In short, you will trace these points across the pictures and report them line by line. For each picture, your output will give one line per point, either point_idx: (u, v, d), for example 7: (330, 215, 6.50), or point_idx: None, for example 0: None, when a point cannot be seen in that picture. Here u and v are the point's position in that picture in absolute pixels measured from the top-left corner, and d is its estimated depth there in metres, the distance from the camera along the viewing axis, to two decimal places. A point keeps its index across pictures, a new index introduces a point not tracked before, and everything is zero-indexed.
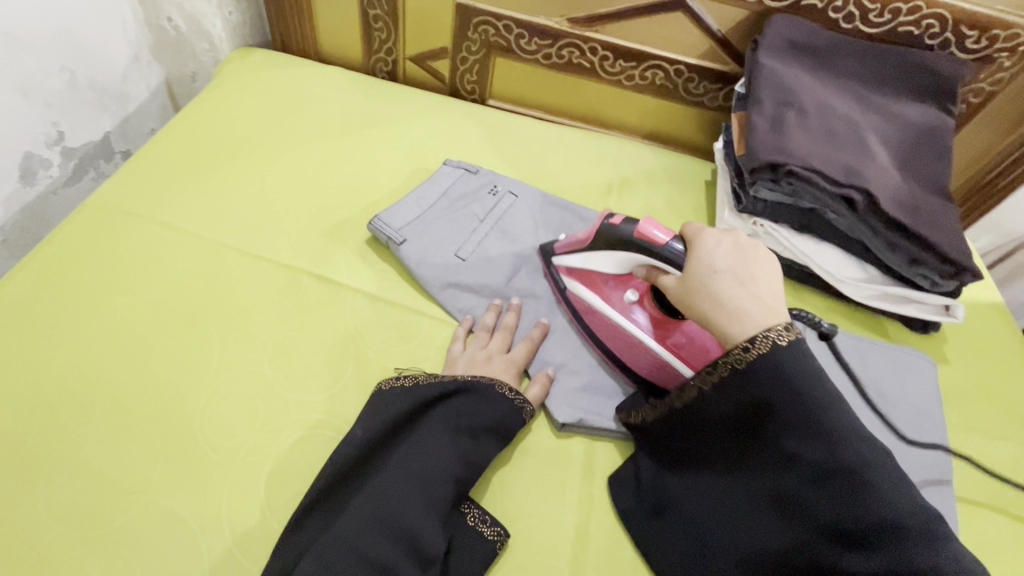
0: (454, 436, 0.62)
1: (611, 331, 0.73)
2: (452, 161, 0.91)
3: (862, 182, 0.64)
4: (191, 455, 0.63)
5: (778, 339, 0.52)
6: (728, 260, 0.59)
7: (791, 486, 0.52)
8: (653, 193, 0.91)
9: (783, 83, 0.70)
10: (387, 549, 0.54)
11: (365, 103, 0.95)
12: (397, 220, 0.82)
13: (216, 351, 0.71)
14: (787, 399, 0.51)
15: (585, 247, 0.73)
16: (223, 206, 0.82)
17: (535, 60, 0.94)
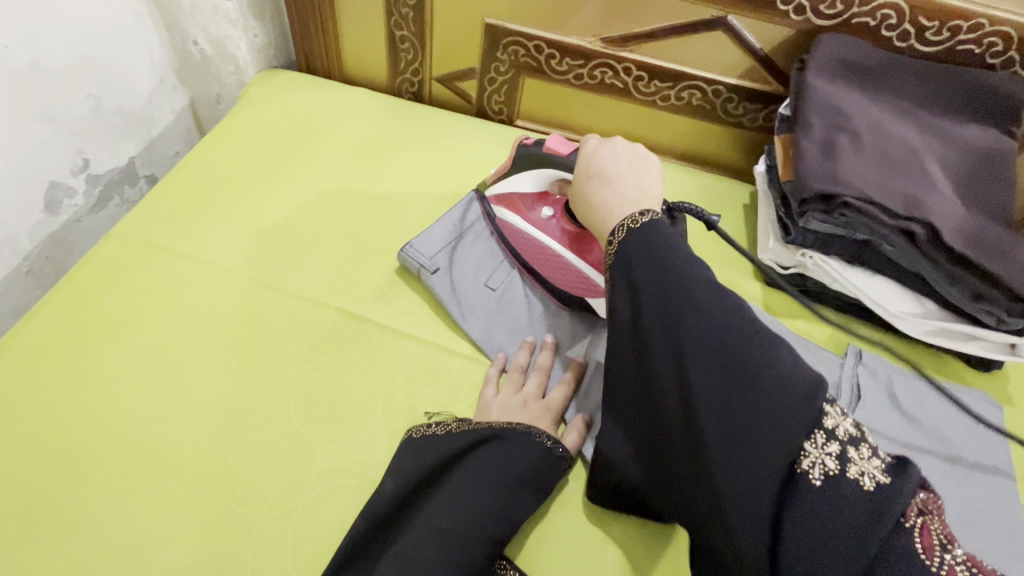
0: (495, 492, 0.47)
1: (539, 252, 0.64)
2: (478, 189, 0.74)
3: (923, 215, 0.61)
4: (184, 530, 0.48)
5: (631, 226, 0.49)
6: (606, 162, 0.55)
7: (684, 388, 0.43)
8: (701, 209, 0.84)
9: (833, 107, 0.68)
10: None
11: (386, 120, 0.86)
12: (430, 246, 0.66)
13: (215, 402, 0.55)
14: (647, 280, 0.46)
15: (510, 168, 0.65)
16: (228, 232, 0.68)
17: (566, 81, 0.86)
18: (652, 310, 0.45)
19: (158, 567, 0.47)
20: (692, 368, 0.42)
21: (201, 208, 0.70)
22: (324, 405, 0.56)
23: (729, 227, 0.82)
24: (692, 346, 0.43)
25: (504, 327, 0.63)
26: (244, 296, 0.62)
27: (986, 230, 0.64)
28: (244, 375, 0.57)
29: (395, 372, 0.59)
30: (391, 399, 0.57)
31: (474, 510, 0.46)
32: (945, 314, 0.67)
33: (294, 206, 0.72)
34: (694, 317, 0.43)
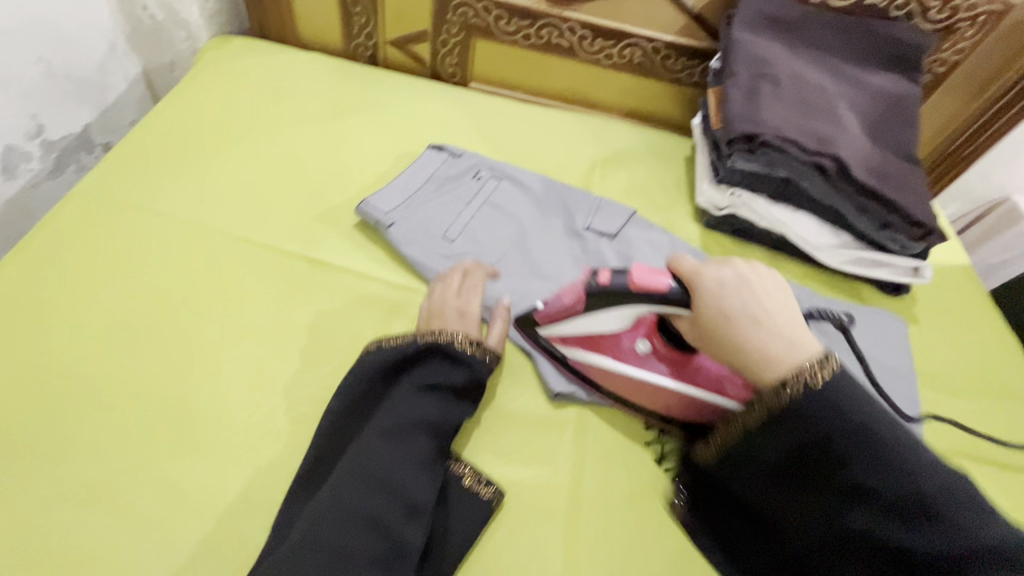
0: (429, 394, 0.53)
1: (643, 390, 0.59)
2: (432, 145, 0.77)
3: (833, 150, 0.69)
4: (162, 452, 0.52)
5: (813, 379, 0.46)
6: (740, 296, 0.51)
7: (853, 521, 0.45)
8: (645, 161, 0.89)
9: (757, 56, 0.74)
10: (372, 503, 0.47)
11: (342, 83, 0.88)
12: (387, 202, 0.70)
13: (187, 342, 0.58)
14: (841, 430, 0.45)
15: (580, 311, 0.57)
16: (189, 189, 0.71)
17: (515, 42, 0.90)
18: (848, 462, 0.45)
19: (144, 487, 0.50)
20: (870, 485, 0.44)
21: (161, 167, 0.72)
22: (295, 344, 0.60)
23: (671, 177, 0.88)
24: (893, 502, 0.43)
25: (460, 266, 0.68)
26: (213, 250, 0.65)
27: (889, 165, 0.72)
28: (216, 319, 0.60)
29: (361, 312, 0.63)
30: (359, 336, 0.61)
31: (412, 413, 0.51)
32: (857, 243, 0.75)
33: (257, 166, 0.75)
34: (906, 471, 0.43)
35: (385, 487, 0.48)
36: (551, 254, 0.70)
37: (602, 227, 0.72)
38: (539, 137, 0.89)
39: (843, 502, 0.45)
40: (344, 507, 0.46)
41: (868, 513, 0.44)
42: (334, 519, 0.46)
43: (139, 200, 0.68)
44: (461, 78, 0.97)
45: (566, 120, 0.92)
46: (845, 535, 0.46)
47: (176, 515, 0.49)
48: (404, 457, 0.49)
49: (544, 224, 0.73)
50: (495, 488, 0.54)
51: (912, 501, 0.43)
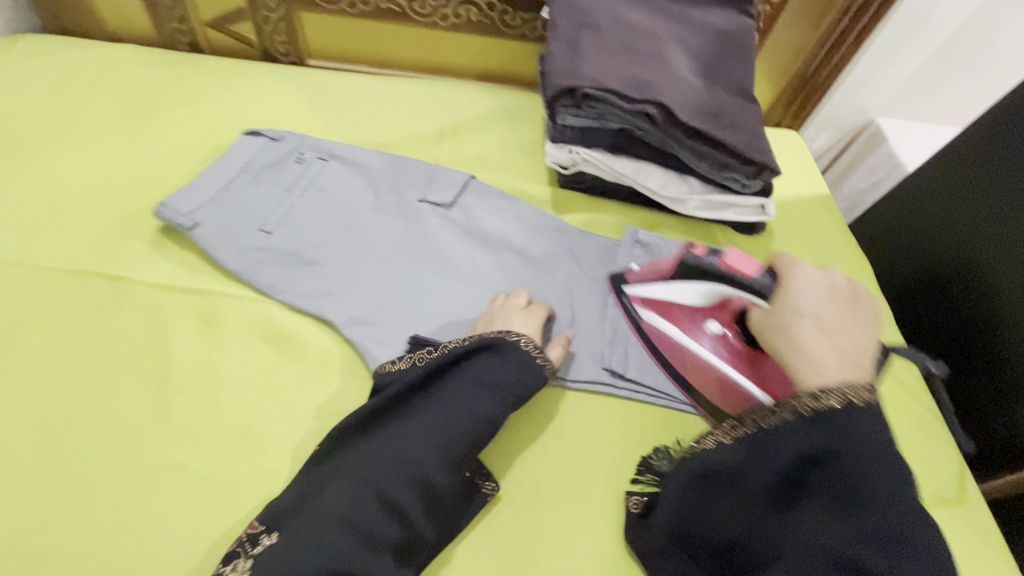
0: (484, 391, 0.62)
1: (692, 361, 0.73)
2: (249, 132, 0.87)
3: (654, 96, 0.69)
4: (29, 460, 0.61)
5: (857, 398, 0.51)
6: (818, 303, 0.58)
7: (805, 531, 0.49)
8: (491, 127, 0.96)
9: (579, 7, 0.77)
10: (394, 484, 0.57)
11: (178, 90, 0.94)
12: (187, 204, 0.77)
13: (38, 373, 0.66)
14: (834, 441, 0.50)
15: (669, 276, 0.73)
16: (25, 222, 0.77)
17: (342, 10, 0.96)
18: (807, 469, 0.51)
19: (59, 499, 0.59)
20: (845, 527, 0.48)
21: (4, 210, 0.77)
22: (158, 343, 0.70)
23: (519, 138, 0.94)
24: (828, 505, 0.49)
25: (275, 259, 0.76)
26: (69, 281, 0.73)
27: (722, 107, 0.73)
28: (87, 340, 0.69)
29: (217, 299, 0.74)
30: (219, 317, 0.73)
31: (488, 407, 0.61)
32: (705, 187, 0.77)
33: (99, 186, 0.81)
34: (854, 465, 0.49)
35: (413, 481, 0.58)
36: (366, 227, 0.81)
37: (435, 198, 0.83)
38: (380, 109, 0.95)
39: (793, 510, 0.51)
40: (373, 488, 0.57)
41: (800, 509, 0.51)
42: (366, 500, 0.56)
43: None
44: (295, 56, 1.04)
45: (407, 90, 0.98)
46: (779, 545, 0.51)
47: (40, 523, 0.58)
48: (442, 453, 0.59)
49: (374, 203, 0.83)
50: (492, 482, 0.64)
51: (849, 492, 0.49)
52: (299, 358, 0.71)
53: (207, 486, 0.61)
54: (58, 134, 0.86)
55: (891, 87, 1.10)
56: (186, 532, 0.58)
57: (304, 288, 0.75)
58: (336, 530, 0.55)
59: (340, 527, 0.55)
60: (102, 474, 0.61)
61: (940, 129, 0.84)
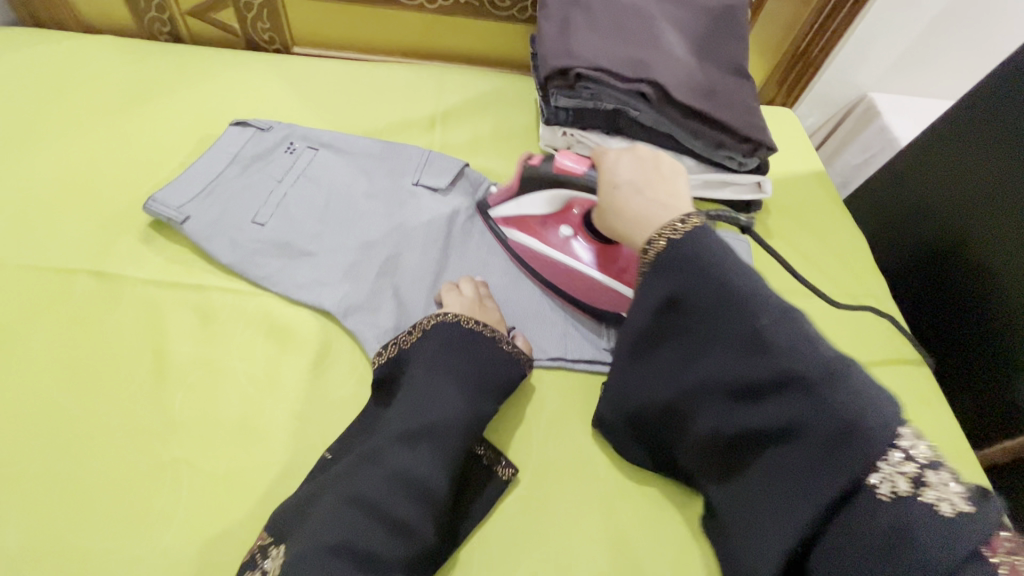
0: (472, 394, 0.54)
1: (572, 278, 0.67)
2: (236, 122, 0.75)
3: (769, 139, 0.71)
4: (170, 416, 0.55)
5: (674, 235, 0.49)
6: (632, 173, 0.58)
7: (721, 367, 0.46)
8: (487, 110, 0.88)
9: (703, 31, 0.76)
10: (398, 510, 0.48)
11: (328, 49, 0.93)
12: (178, 196, 0.66)
13: (186, 305, 0.62)
14: (709, 287, 0.46)
15: (518, 191, 0.69)
16: (180, 148, 0.76)
17: (510, 16, 0.88)
18: (711, 296, 0.46)
19: (146, 484, 0.52)
20: (752, 379, 0.44)
21: (155, 138, 0.76)
22: (156, 337, 0.59)
23: (514, 123, 0.87)
24: (759, 354, 0.44)
25: (273, 251, 0.66)
26: (63, 280, 0.62)
27: (713, 85, 0.71)
28: (95, 336, 0.59)
29: (222, 293, 0.63)
30: (268, 308, 0.63)
31: (464, 412, 0.53)
32: (702, 167, 0.75)
33: (104, 164, 0.72)
34: (791, 359, 0.42)
35: (412, 488, 0.49)
36: (353, 220, 0.70)
37: (431, 183, 0.73)
38: (369, 96, 0.86)
39: (713, 350, 0.46)
40: (390, 481, 0.49)
41: (755, 380, 0.44)
42: (360, 526, 0.46)
43: (141, 158, 0.74)
44: (280, 43, 0.92)
45: (402, 72, 0.89)
46: (716, 382, 0.46)
47: (195, 446, 0.54)
48: (437, 462, 0.50)
49: (367, 188, 0.73)
50: (509, 466, 0.56)
51: (778, 385, 0.43)
52: (301, 347, 0.61)
53: (273, 478, 0.53)
54: (215, 78, 0.84)
55: (908, 86, 1.08)
56: (281, 475, 0.54)
57: (301, 279, 0.65)
58: (369, 528, 0.47)
59: (327, 555, 0.44)
60: (234, 413, 0.56)
61: (943, 139, 0.83)
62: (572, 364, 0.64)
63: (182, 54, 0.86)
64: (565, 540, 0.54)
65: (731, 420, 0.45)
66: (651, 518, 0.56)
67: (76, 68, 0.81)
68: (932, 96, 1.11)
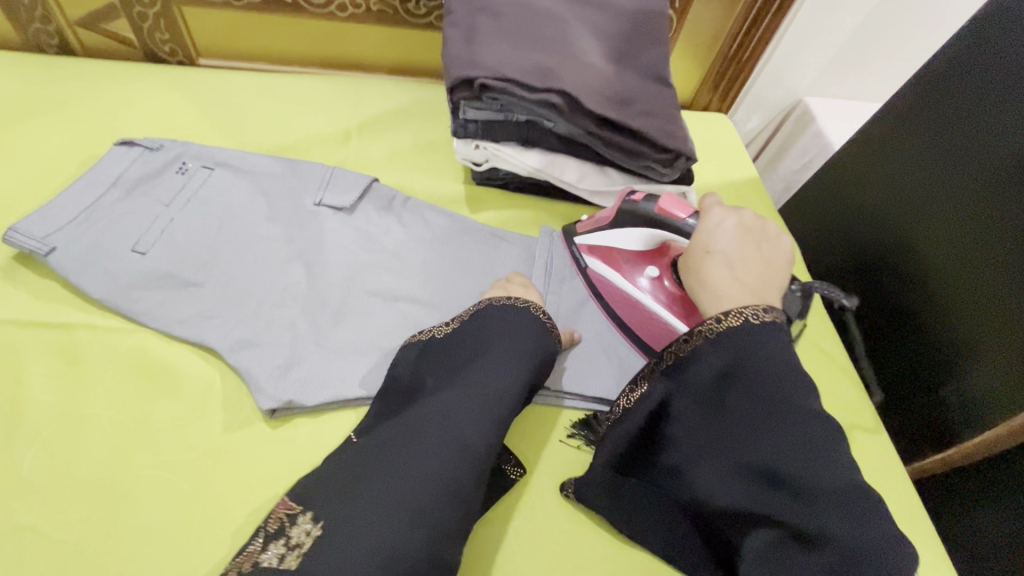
0: (520, 363, 0.52)
1: (638, 316, 0.63)
2: (121, 141, 0.69)
3: (690, 148, 0.69)
4: (21, 474, 0.49)
5: (757, 319, 0.45)
6: (728, 242, 0.52)
7: (755, 454, 0.43)
8: (406, 123, 0.83)
9: (621, 38, 0.73)
10: (460, 471, 0.46)
11: (236, 59, 0.87)
12: (45, 225, 0.60)
13: (50, 348, 0.56)
14: (761, 373, 0.43)
15: (609, 224, 0.64)
16: (61, 170, 0.69)
17: (426, 25, 0.84)
18: (760, 381, 0.43)
19: None
20: (779, 468, 0.42)
21: (31, 160, 0.69)
22: (13, 386, 0.53)
23: (434, 136, 0.83)
24: (799, 450, 0.41)
25: (154, 281, 0.60)
26: None
27: (630, 93, 0.68)
28: None
29: (94, 331, 0.57)
30: (145, 346, 0.57)
31: (514, 382, 0.51)
32: (625, 178, 0.72)
33: None
34: (827, 465, 0.41)
35: (469, 456, 0.47)
36: (249, 243, 0.65)
37: (335, 202, 0.68)
38: (279, 110, 0.81)
39: (747, 432, 0.43)
40: (457, 447, 0.47)
41: (778, 477, 0.42)
42: (422, 493, 0.44)
43: (12, 182, 0.67)
44: (184, 55, 0.86)
45: (314, 84, 0.85)
46: (734, 466, 0.44)
47: (47, 506, 0.48)
48: (487, 427, 0.49)
49: (266, 209, 0.68)
50: (518, 463, 0.56)
51: (804, 485, 0.41)
52: (179, 388, 0.55)
53: (133, 542, 0.48)
54: (105, 91, 0.78)
55: (841, 89, 1.08)
56: (148, 536, 0.48)
57: (184, 313, 0.59)
58: (428, 496, 0.44)
59: (402, 524, 0.42)
60: (97, 467, 0.50)
61: (896, 130, 0.78)
62: None
63: (69, 67, 0.79)
64: None
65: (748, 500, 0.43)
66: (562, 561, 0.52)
67: None
68: (863, 100, 1.12)
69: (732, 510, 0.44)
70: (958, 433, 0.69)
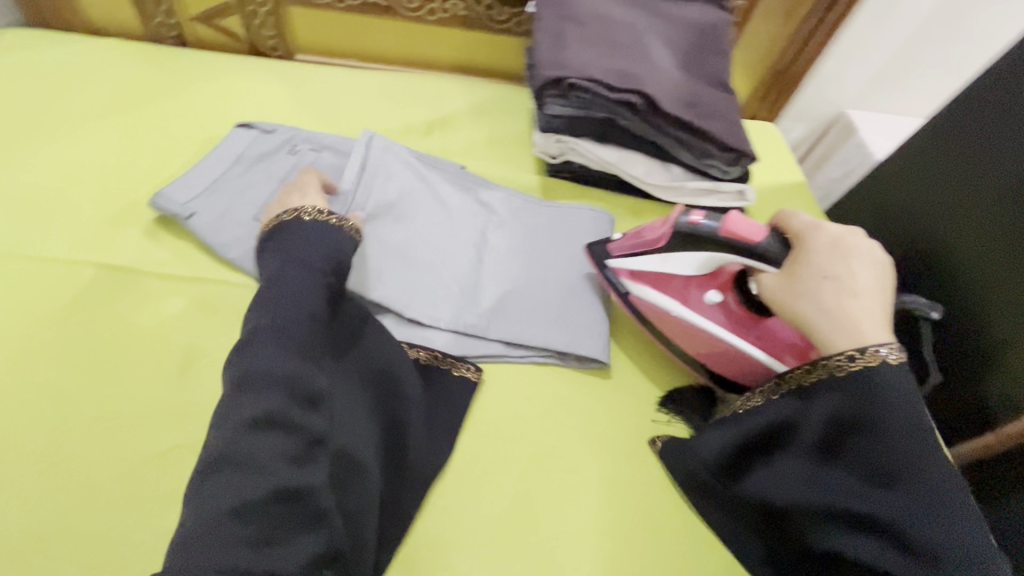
0: (318, 287, 0.55)
1: (687, 334, 0.65)
2: (240, 123, 0.78)
3: (752, 149, 0.75)
4: (173, 402, 0.57)
5: (893, 359, 0.50)
6: (842, 265, 0.55)
7: (874, 501, 0.48)
8: (484, 118, 0.91)
9: (690, 47, 0.80)
10: (276, 402, 0.48)
11: (330, 56, 0.96)
12: (184, 193, 0.68)
13: (189, 298, 0.64)
14: (889, 428, 0.48)
15: (661, 248, 0.64)
16: (186, 146, 0.78)
17: (507, 30, 0.92)
18: (889, 434, 0.48)
19: (147, 468, 0.53)
20: (896, 519, 0.46)
21: (160, 137, 0.78)
22: (160, 328, 0.61)
23: (509, 131, 0.90)
24: (919, 508, 0.46)
25: None
26: (71, 272, 0.63)
27: (700, 97, 0.75)
28: (100, 325, 0.60)
29: (225, 287, 0.65)
30: None
31: (309, 308, 0.54)
32: (686, 175, 0.79)
33: (111, 161, 0.74)
34: (963, 545, 0.45)
35: (289, 391, 0.49)
36: (353, 216, 0.72)
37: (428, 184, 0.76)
38: (371, 103, 0.89)
39: (873, 480, 0.48)
40: (270, 381, 0.49)
41: (909, 547, 0.46)
42: (275, 403, 0.48)
43: (145, 155, 0.76)
44: (284, 50, 0.95)
45: (401, 81, 0.93)
46: (853, 513, 0.48)
47: (197, 430, 0.56)
48: (289, 366, 0.50)
49: None
50: (476, 368, 0.64)
51: (925, 550, 0.45)
52: None
53: None
54: (219, 80, 0.87)
55: (886, 103, 1.14)
56: None
57: None
58: (255, 422, 0.47)
59: (235, 434, 0.47)
60: None
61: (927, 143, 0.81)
62: (561, 362, 0.68)
63: (187, 57, 0.88)
64: (556, 529, 0.56)
65: (856, 543, 0.48)
66: (636, 507, 0.59)
67: (85, 70, 0.83)
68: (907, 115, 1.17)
69: (833, 550, 0.49)
70: (996, 420, 0.72)
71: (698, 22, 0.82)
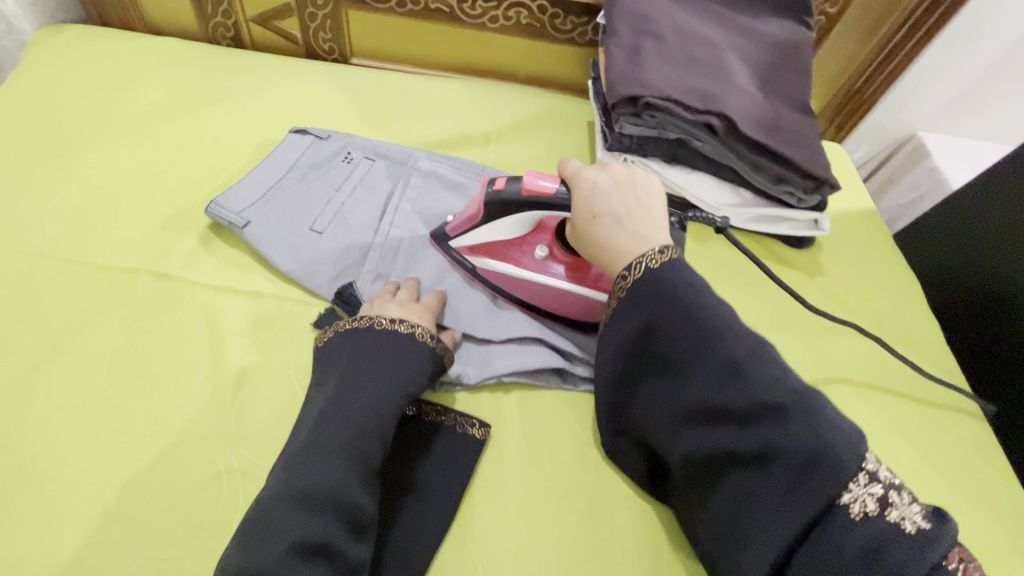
0: (393, 390, 0.51)
1: (546, 292, 0.65)
2: (296, 129, 0.76)
3: (833, 178, 0.70)
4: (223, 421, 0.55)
5: (654, 264, 0.51)
6: (612, 200, 0.55)
7: (702, 391, 0.47)
8: (541, 130, 0.87)
9: (769, 65, 0.75)
10: (320, 520, 0.45)
11: (384, 60, 0.94)
12: (240, 201, 0.66)
13: (241, 310, 0.62)
14: (695, 326, 0.48)
15: (479, 220, 0.63)
16: (240, 150, 0.76)
17: (570, 39, 0.88)
18: (701, 328, 0.48)
19: (196, 491, 0.51)
20: (726, 403, 0.46)
21: (214, 140, 0.77)
22: (211, 342, 0.59)
23: (568, 145, 0.87)
24: (743, 387, 0.45)
25: (329, 260, 0.66)
26: (126, 279, 0.62)
27: (779, 120, 0.71)
28: (152, 335, 0.59)
29: (279, 300, 0.63)
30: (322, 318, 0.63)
31: (376, 404, 0.50)
32: (758, 201, 0.75)
33: (166, 165, 0.73)
34: (818, 432, 0.43)
35: (338, 502, 0.46)
36: (407, 230, 0.69)
37: None
38: (426, 110, 0.87)
39: (705, 376, 0.47)
40: (314, 490, 0.46)
41: (767, 448, 0.44)
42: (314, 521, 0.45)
43: (200, 159, 0.74)
44: (339, 54, 0.93)
45: (457, 88, 0.90)
46: (697, 410, 0.47)
47: (247, 452, 0.53)
48: (349, 469, 0.47)
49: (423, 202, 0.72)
50: (483, 425, 0.58)
51: (764, 431, 0.44)
52: None
53: None
54: (273, 82, 0.85)
55: (965, 125, 1.07)
56: None
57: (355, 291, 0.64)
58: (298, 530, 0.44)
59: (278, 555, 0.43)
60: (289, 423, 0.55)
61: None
62: None
63: (242, 58, 0.87)
64: None
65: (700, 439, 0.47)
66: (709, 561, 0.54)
67: (141, 70, 0.82)
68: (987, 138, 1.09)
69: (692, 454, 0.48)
70: None
71: (778, 37, 0.77)
